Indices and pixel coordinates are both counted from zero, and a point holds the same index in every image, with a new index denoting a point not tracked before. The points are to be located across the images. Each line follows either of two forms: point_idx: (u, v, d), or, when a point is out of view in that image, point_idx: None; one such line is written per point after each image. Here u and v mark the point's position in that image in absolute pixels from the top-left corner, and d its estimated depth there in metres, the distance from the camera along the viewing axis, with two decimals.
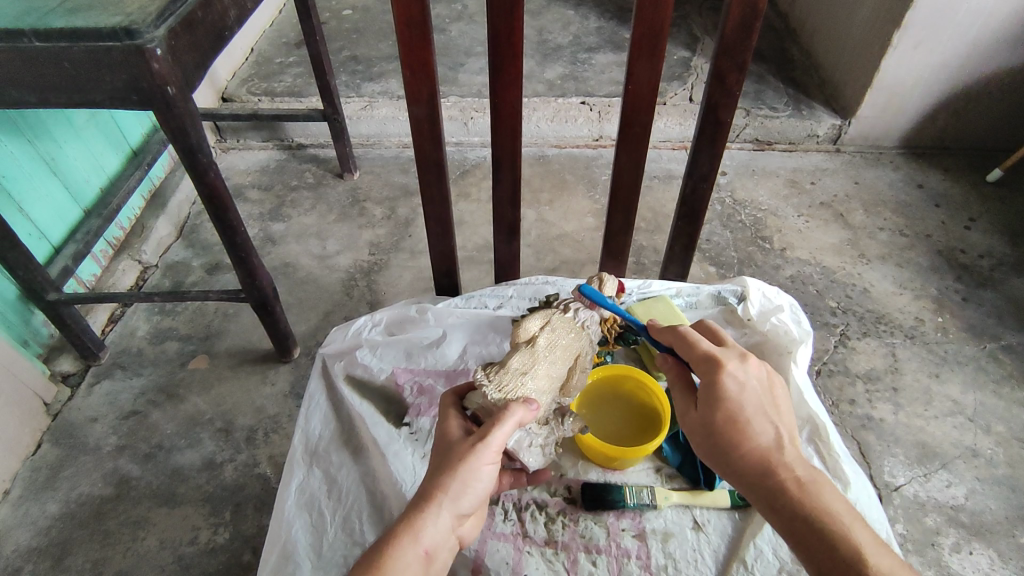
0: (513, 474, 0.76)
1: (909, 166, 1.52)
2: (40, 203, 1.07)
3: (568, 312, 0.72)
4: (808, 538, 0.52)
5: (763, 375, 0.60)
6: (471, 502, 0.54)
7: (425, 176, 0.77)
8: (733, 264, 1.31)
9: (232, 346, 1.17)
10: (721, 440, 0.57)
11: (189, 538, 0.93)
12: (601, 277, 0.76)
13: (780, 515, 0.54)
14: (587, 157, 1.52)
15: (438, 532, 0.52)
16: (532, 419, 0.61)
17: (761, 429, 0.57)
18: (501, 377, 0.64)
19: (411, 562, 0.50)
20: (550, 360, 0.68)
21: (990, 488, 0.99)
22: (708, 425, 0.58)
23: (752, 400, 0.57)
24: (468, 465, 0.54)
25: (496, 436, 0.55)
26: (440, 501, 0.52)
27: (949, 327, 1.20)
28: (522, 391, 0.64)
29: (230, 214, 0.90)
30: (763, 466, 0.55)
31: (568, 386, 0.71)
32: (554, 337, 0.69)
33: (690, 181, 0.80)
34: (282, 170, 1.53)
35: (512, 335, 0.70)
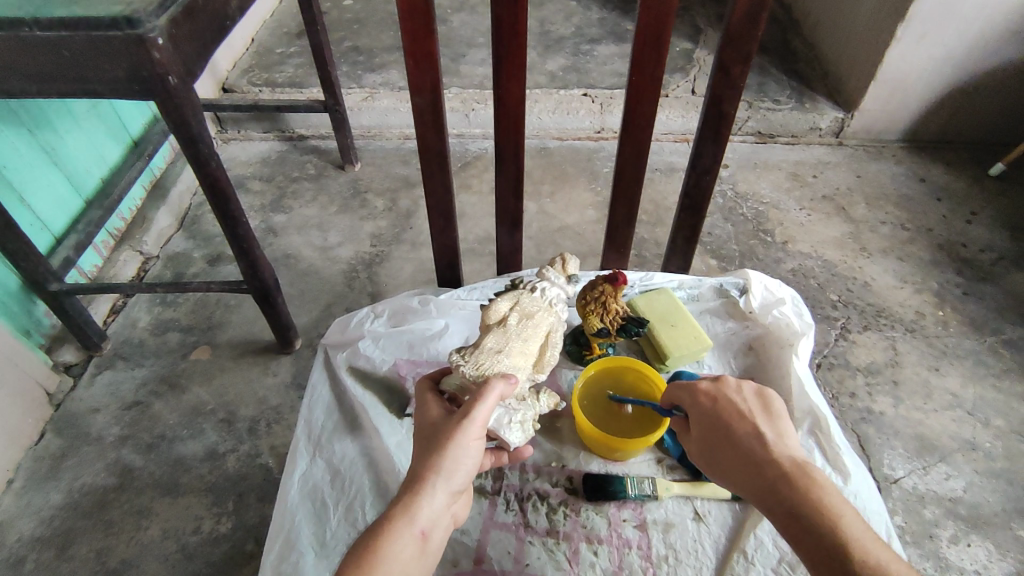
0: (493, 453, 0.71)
1: (911, 159, 1.51)
2: (41, 193, 1.07)
3: (535, 292, 0.71)
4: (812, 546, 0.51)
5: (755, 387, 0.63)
6: (463, 479, 0.55)
7: (428, 166, 0.77)
8: (735, 258, 1.31)
9: (234, 336, 1.18)
10: (717, 442, 0.60)
11: (192, 528, 0.93)
12: (563, 257, 0.75)
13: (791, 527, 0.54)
14: (589, 149, 1.51)
15: (433, 512, 0.52)
16: (512, 393, 0.61)
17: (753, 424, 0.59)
18: (476, 356, 0.65)
19: (409, 543, 0.50)
20: (523, 337, 0.68)
21: (988, 481, 0.99)
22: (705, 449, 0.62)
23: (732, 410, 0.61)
24: (457, 443, 0.54)
25: (480, 411, 0.56)
26: (433, 482, 0.53)
27: (950, 321, 1.20)
28: (498, 368, 0.65)
29: (231, 204, 0.90)
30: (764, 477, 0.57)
31: (542, 361, 0.71)
32: (525, 315, 0.69)
33: (692, 173, 0.79)
34: (283, 161, 1.52)
35: (482, 318, 0.71)
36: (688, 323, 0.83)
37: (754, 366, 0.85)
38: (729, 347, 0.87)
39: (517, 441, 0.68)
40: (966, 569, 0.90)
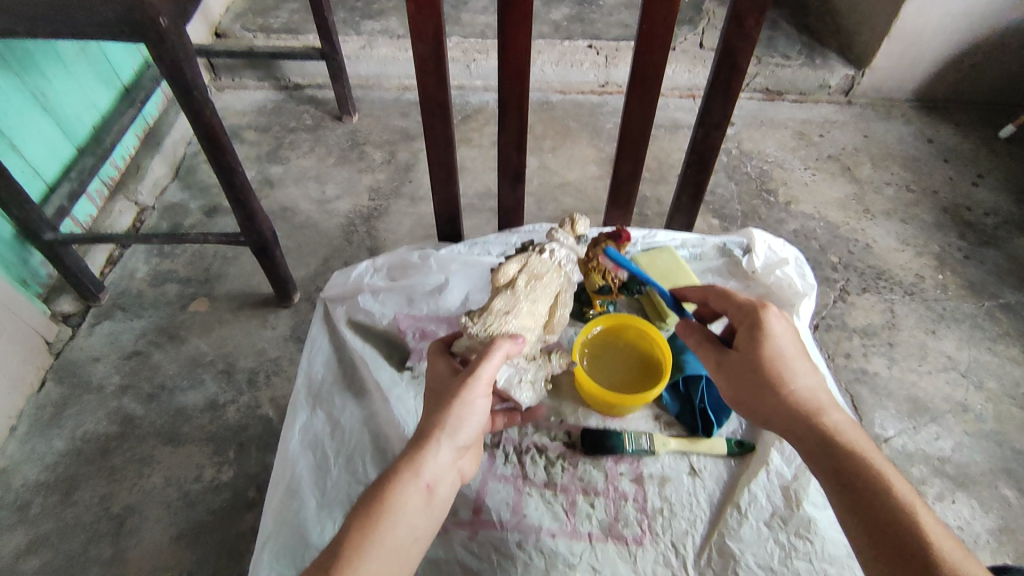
0: (507, 413, 0.77)
1: (921, 120, 1.48)
2: (32, 140, 1.04)
3: (544, 253, 0.70)
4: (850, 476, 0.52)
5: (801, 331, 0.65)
6: (468, 436, 0.55)
7: (428, 117, 0.75)
8: (737, 217, 1.30)
9: (233, 289, 1.17)
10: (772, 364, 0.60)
11: (195, 475, 0.95)
12: (571, 218, 0.73)
13: (823, 453, 0.55)
14: (592, 104, 1.48)
15: (438, 467, 0.53)
16: (518, 353, 0.62)
17: (799, 366, 0.61)
18: (484, 319, 0.65)
19: (414, 495, 0.51)
20: (531, 298, 0.67)
21: (977, 441, 1.01)
22: (749, 365, 0.61)
23: (790, 344, 0.62)
24: (462, 399, 0.55)
25: (484, 370, 0.57)
26: (437, 438, 0.54)
27: (949, 284, 1.20)
28: (506, 329, 0.65)
29: (228, 156, 0.88)
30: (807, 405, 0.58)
31: (553, 322, 0.71)
32: (533, 277, 0.68)
33: (701, 128, 0.77)
34: (279, 110, 1.49)
35: (492, 281, 0.70)
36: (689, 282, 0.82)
37: None
38: None
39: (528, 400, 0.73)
40: (949, 524, 0.93)
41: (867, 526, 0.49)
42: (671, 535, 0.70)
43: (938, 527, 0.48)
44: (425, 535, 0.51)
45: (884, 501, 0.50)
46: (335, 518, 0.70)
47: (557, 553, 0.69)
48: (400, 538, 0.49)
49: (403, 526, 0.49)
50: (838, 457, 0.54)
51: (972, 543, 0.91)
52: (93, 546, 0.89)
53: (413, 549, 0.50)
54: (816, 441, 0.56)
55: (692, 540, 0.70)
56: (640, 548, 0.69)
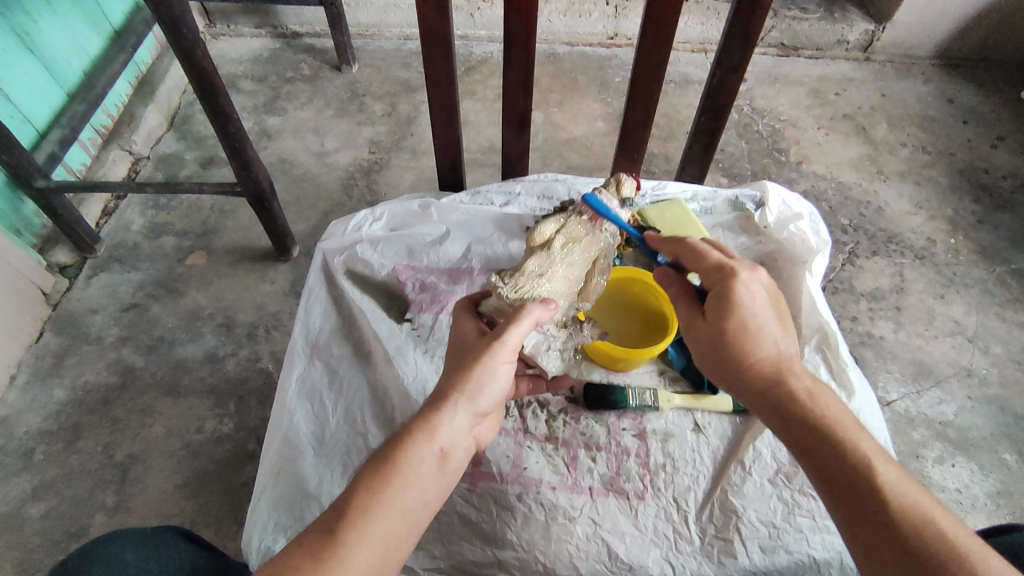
0: (532, 380, 0.73)
1: (941, 79, 1.43)
2: (19, 82, 1.01)
3: (584, 215, 0.67)
4: (819, 452, 0.48)
5: (771, 288, 0.57)
6: (487, 402, 0.53)
7: (430, 54, 0.72)
8: (746, 177, 1.27)
9: (231, 242, 1.15)
10: (739, 332, 0.53)
11: (196, 427, 0.95)
12: (618, 179, 0.70)
13: (791, 425, 0.50)
14: (600, 56, 1.43)
15: (454, 431, 0.51)
16: (549, 320, 0.59)
17: (772, 338, 0.54)
18: (516, 280, 0.62)
19: (428, 458, 0.49)
20: (566, 262, 0.65)
21: (980, 406, 1.00)
22: (714, 334, 0.55)
23: (761, 308, 0.55)
24: (485, 363, 0.53)
25: (511, 335, 0.54)
26: (456, 401, 0.51)
27: (961, 249, 1.17)
28: (537, 293, 0.63)
29: (222, 100, 0.85)
30: (775, 375, 0.52)
31: (587, 289, 0.68)
32: (571, 240, 0.66)
33: (717, 71, 0.74)
34: (276, 59, 1.44)
35: (527, 240, 0.67)
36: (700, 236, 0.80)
37: None
38: None
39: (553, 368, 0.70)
40: (948, 487, 0.93)
41: (860, 527, 0.45)
42: (672, 490, 0.70)
43: (936, 518, 0.43)
44: (437, 500, 0.49)
45: (877, 498, 0.45)
46: (333, 468, 0.70)
47: (558, 506, 0.68)
48: (409, 501, 0.47)
49: (415, 489, 0.48)
50: (824, 448, 0.48)
51: (970, 506, 0.91)
52: (96, 494, 0.89)
53: (423, 513, 0.48)
54: (798, 430, 0.50)
55: (694, 496, 0.69)
56: (641, 502, 0.69)
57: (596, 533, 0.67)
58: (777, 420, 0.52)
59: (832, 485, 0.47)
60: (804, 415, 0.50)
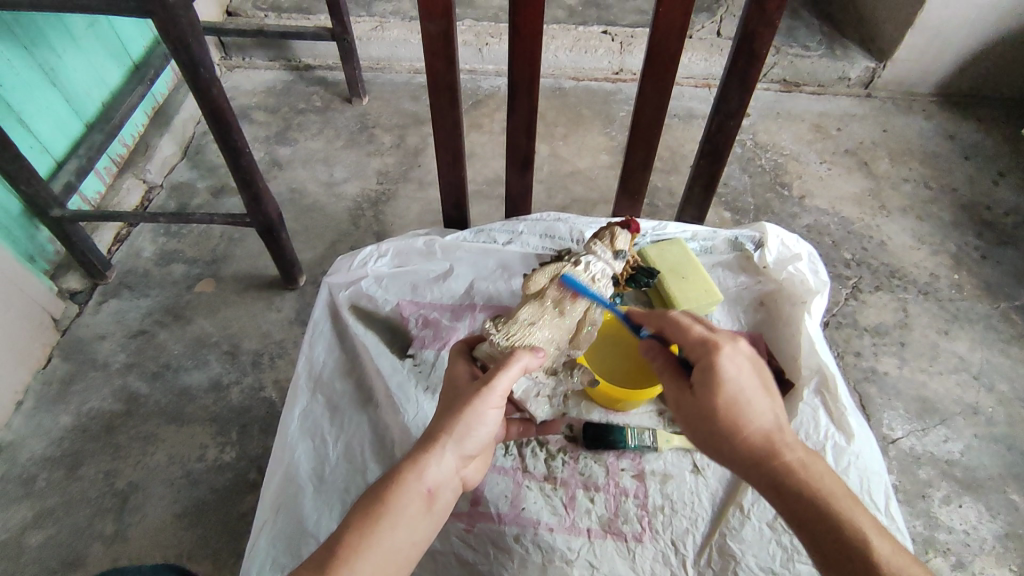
0: (522, 423, 0.74)
1: (942, 115, 1.44)
2: (41, 115, 1.04)
3: (579, 266, 0.66)
4: (815, 526, 0.49)
5: (755, 357, 0.57)
6: (475, 444, 0.53)
7: (436, 98, 0.74)
8: (750, 210, 1.28)
9: (239, 270, 1.17)
10: (727, 409, 0.53)
11: (198, 455, 0.95)
12: (612, 231, 0.69)
13: (787, 500, 0.50)
14: (606, 91, 1.45)
15: (441, 472, 0.51)
16: (538, 367, 0.60)
17: (759, 413, 0.54)
18: (508, 327, 0.63)
19: (414, 500, 0.49)
20: (559, 312, 0.65)
21: (987, 445, 0.99)
22: (705, 410, 0.54)
23: (748, 381, 0.55)
24: (474, 408, 0.53)
25: (500, 380, 0.54)
26: (444, 442, 0.52)
27: (965, 284, 1.17)
28: (529, 341, 0.63)
29: (235, 134, 0.88)
30: (766, 450, 0.52)
31: (580, 338, 0.68)
32: (564, 290, 0.66)
33: (716, 117, 0.75)
34: (288, 91, 1.47)
35: (523, 287, 0.68)
36: (697, 276, 0.81)
37: (762, 322, 0.83)
38: (738, 302, 0.85)
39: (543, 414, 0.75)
40: (954, 528, 0.92)
41: None
42: (670, 533, 0.69)
43: None
44: (423, 541, 0.49)
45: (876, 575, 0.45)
46: (332, 504, 0.70)
47: (555, 548, 0.68)
48: (396, 543, 0.47)
49: (401, 531, 0.48)
50: (821, 526, 0.48)
51: (978, 548, 0.90)
52: (97, 521, 0.89)
53: (409, 554, 0.48)
54: (794, 507, 0.50)
55: (692, 539, 0.69)
56: (639, 545, 0.69)
57: None
58: (771, 498, 0.52)
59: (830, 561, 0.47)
60: (799, 495, 0.50)
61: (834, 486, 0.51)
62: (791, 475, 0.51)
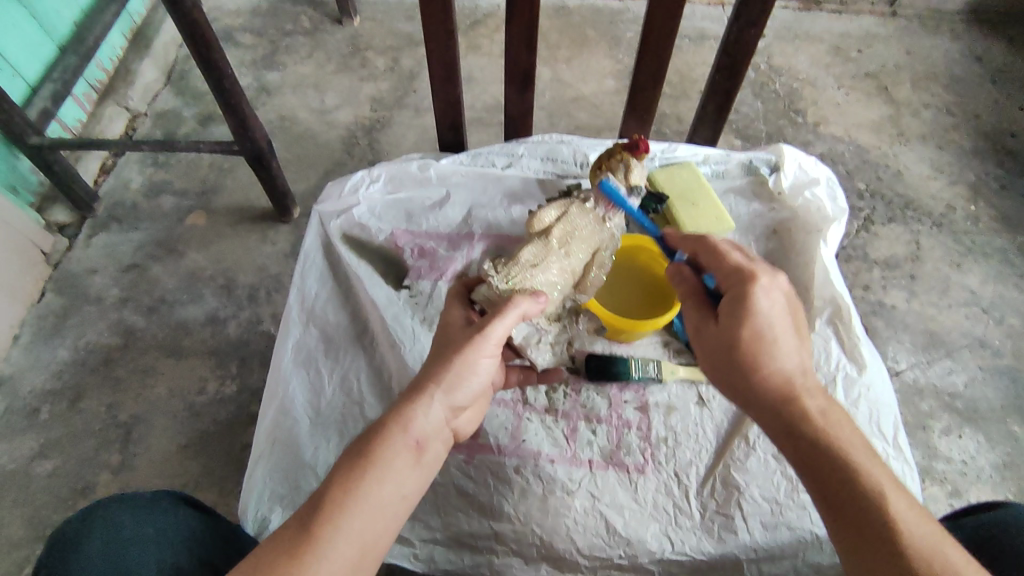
0: (523, 371, 0.72)
1: (970, 36, 1.35)
2: (9, 35, 0.97)
3: (586, 204, 0.68)
4: (825, 471, 0.47)
5: (791, 297, 0.55)
6: (465, 395, 0.52)
7: (429, 7, 0.68)
8: (761, 138, 1.22)
9: (231, 202, 1.13)
10: (752, 342, 0.52)
11: (198, 388, 0.95)
12: (625, 164, 0.68)
13: (796, 442, 0.49)
14: (612, 9, 1.36)
15: (429, 424, 0.49)
16: (538, 313, 0.57)
17: (784, 351, 0.52)
18: (508, 270, 0.62)
19: (401, 452, 0.47)
20: (563, 253, 0.65)
21: (991, 377, 0.98)
22: (728, 339, 0.53)
23: (779, 318, 0.53)
24: (463, 357, 0.51)
25: (495, 328, 0.53)
26: (432, 393, 0.50)
27: (981, 216, 1.13)
28: (531, 283, 0.62)
29: (214, 53, 0.82)
30: (786, 387, 0.51)
31: (583, 280, 0.68)
32: (570, 229, 0.66)
33: (736, 25, 0.70)
34: (274, 11, 1.38)
35: (527, 226, 0.68)
36: (711, 203, 0.77)
37: (775, 251, 0.80)
38: (751, 231, 0.81)
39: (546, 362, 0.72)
40: (953, 458, 0.92)
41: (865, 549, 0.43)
42: (673, 465, 0.69)
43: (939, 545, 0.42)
44: (414, 494, 0.47)
45: (880, 523, 0.43)
46: (329, 437, 0.70)
47: (556, 479, 0.68)
48: (385, 496, 0.45)
49: (389, 485, 0.46)
50: (829, 471, 0.46)
51: (975, 477, 0.91)
52: (102, 452, 0.90)
53: (400, 507, 0.46)
54: (803, 449, 0.48)
55: (695, 470, 0.69)
56: (641, 476, 0.68)
57: (594, 507, 0.67)
58: (782, 439, 0.50)
59: (833, 505, 0.45)
60: (809, 436, 0.48)
61: (851, 436, 0.48)
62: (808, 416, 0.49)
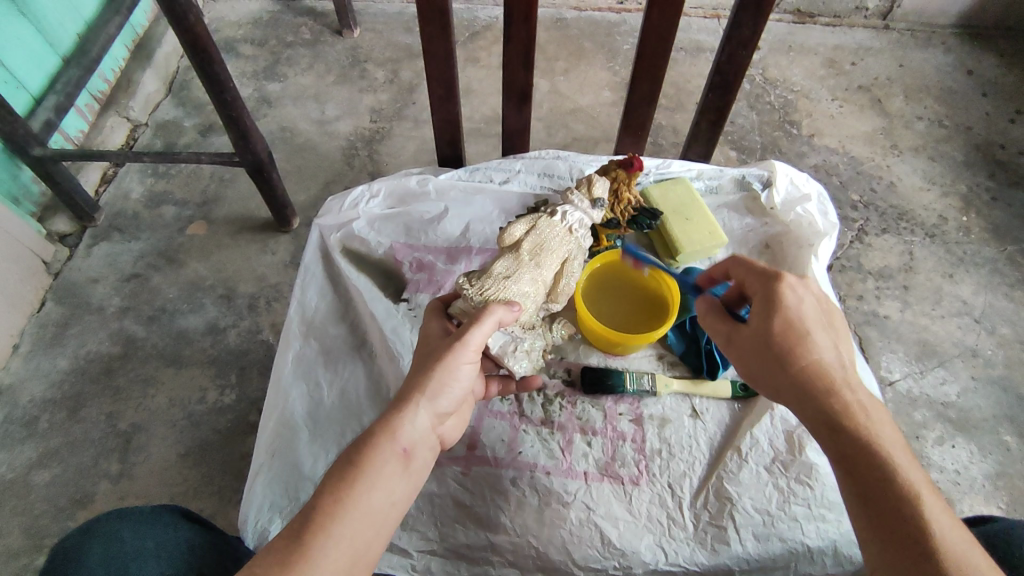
0: (501, 381, 0.72)
1: (962, 49, 1.37)
2: (12, 48, 0.99)
3: (555, 216, 0.67)
4: (861, 463, 0.48)
5: (823, 297, 0.56)
6: (450, 401, 0.53)
7: (428, 25, 0.69)
8: (756, 150, 1.24)
9: (231, 212, 1.14)
10: (787, 339, 0.52)
11: (198, 397, 0.96)
12: (588, 179, 0.69)
13: (835, 434, 0.49)
14: (609, 22, 1.38)
15: (415, 431, 0.50)
16: (514, 322, 0.58)
17: (820, 347, 0.52)
18: (481, 282, 0.62)
19: (388, 459, 0.48)
20: (536, 264, 0.65)
21: (984, 387, 0.99)
22: (762, 338, 0.54)
23: (812, 315, 0.54)
24: (445, 365, 0.52)
25: (474, 335, 0.54)
26: (416, 400, 0.51)
27: (973, 227, 1.15)
28: (504, 294, 0.62)
29: (216, 66, 0.83)
30: (824, 381, 0.51)
31: (556, 289, 0.68)
32: (540, 240, 0.66)
33: (727, 46, 0.71)
34: (275, 23, 1.40)
35: (499, 241, 0.68)
36: (703, 218, 0.78)
37: (768, 266, 0.81)
38: (745, 245, 0.83)
39: (524, 370, 0.68)
40: (946, 468, 0.93)
41: (896, 542, 0.44)
42: (667, 476, 0.70)
43: (966, 547, 0.43)
44: (403, 500, 0.48)
45: (912, 519, 0.44)
46: (328, 449, 0.70)
47: (552, 490, 0.69)
48: (374, 503, 0.46)
49: (378, 492, 0.47)
50: (867, 466, 0.47)
51: (967, 487, 0.92)
52: (101, 461, 0.90)
53: (390, 514, 0.47)
54: (842, 444, 0.49)
55: (690, 482, 0.70)
56: (636, 488, 0.69)
57: (590, 518, 0.67)
58: (820, 432, 0.50)
59: (866, 498, 0.46)
60: (848, 428, 0.49)
61: (889, 433, 0.49)
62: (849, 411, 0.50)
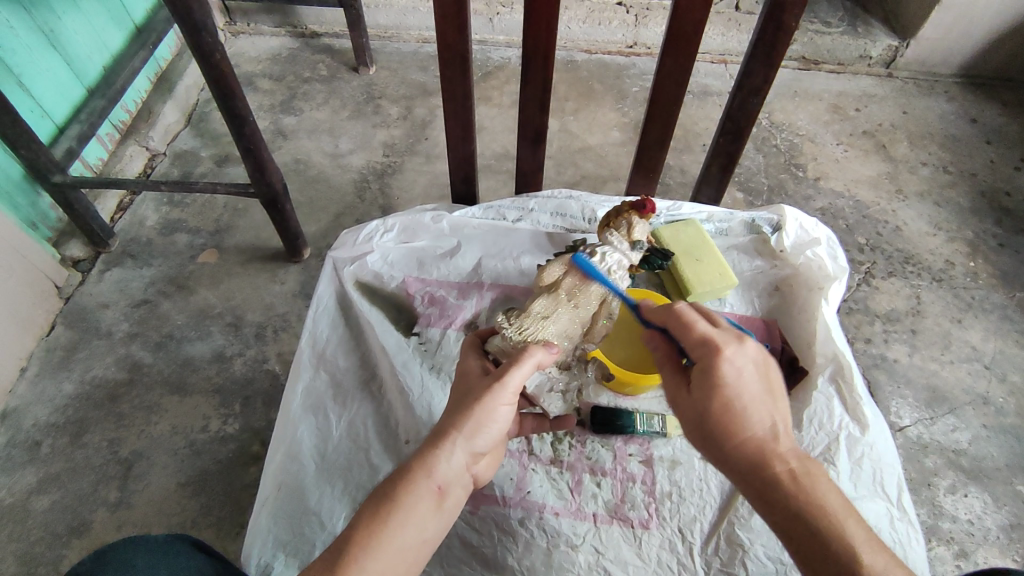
0: (536, 418, 0.72)
1: (965, 98, 1.40)
2: (41, 78, 1.01)
3: (595, 255, 0.67)
4: (804, 539, 0.47)
5: (760, 354, 0.53)
6: (487, 440, 0.52)
7: (448, 68, 0.71)
8: (763, 191, 1.25)
9: (243, 241, 1.15)
10: (720, 416, 0.51)
11: (200, 426, 0.95)
12: (629, 222, 0.69)
13: (775, 509, 0.49)
14: (619, 65, 1.41)
15: (451, 468, 0.50)
16: (551, 363, 0.58)
17: (755, 419, 0.51)
18: (520, 321, 0.63)
19: (424, 497, 0.48)
20: (573, 305, 0.65)
21: (995, 435, 0.98)
22: (700, 412, 0.52)
23: (748, 386, 0.51)
24: (484, 404, 0.51)
25: (513, 377, 0.53)
26: (454, 438, 0.50)
27: (980, 273, 1.15)
28: (541, 335, 0.63)
29: (238, 101, 0.85)
30: (759, 456, 0.50)
31: (593, 330, 0.67)
32: (578, 279, 0.66)
33: (739, 93, 0.73)
34: (294, 59, 1.44)
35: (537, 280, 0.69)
36: (716, 258, 0.79)
37: (778, 307, 0.82)
38: (755, 287, 0.84)
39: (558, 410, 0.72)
40: (959, 517, 0.91)
41: None
42: (678, 520, 0.69)
43: None
44: (434, 537, 0.48)
45: None
46: (334, 483, 0.70)
47: (560, 533, 0.68)
48: (407, 539, 0.46)
49: (411, 528, 0.46)
50: (811, 540, 0.47)
51: (982, 538, 0.89)
52: (99, 489, 0.89)
53: (419, 552, 0.47)
54: (788, 521, 0.48)
55: (700, 526, 0.68)
56: (646, 532, 0.68)
57: (598, 563, 0.66)
58: (762, 504, 0.50)
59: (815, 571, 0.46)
60: (789, 505, 0.48)
61: (837, 500, 0.48)
62: (789, 485, 0.49)
